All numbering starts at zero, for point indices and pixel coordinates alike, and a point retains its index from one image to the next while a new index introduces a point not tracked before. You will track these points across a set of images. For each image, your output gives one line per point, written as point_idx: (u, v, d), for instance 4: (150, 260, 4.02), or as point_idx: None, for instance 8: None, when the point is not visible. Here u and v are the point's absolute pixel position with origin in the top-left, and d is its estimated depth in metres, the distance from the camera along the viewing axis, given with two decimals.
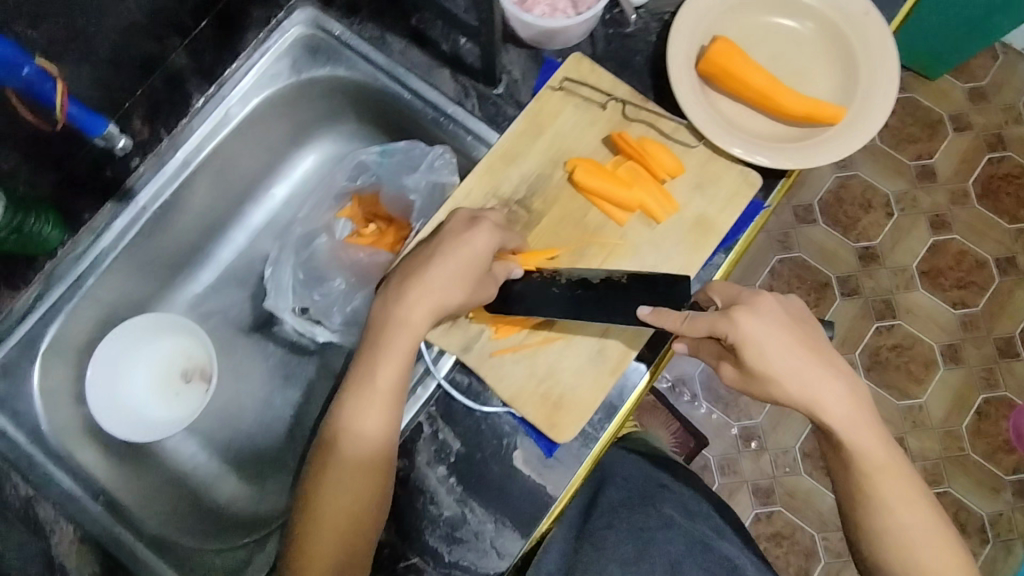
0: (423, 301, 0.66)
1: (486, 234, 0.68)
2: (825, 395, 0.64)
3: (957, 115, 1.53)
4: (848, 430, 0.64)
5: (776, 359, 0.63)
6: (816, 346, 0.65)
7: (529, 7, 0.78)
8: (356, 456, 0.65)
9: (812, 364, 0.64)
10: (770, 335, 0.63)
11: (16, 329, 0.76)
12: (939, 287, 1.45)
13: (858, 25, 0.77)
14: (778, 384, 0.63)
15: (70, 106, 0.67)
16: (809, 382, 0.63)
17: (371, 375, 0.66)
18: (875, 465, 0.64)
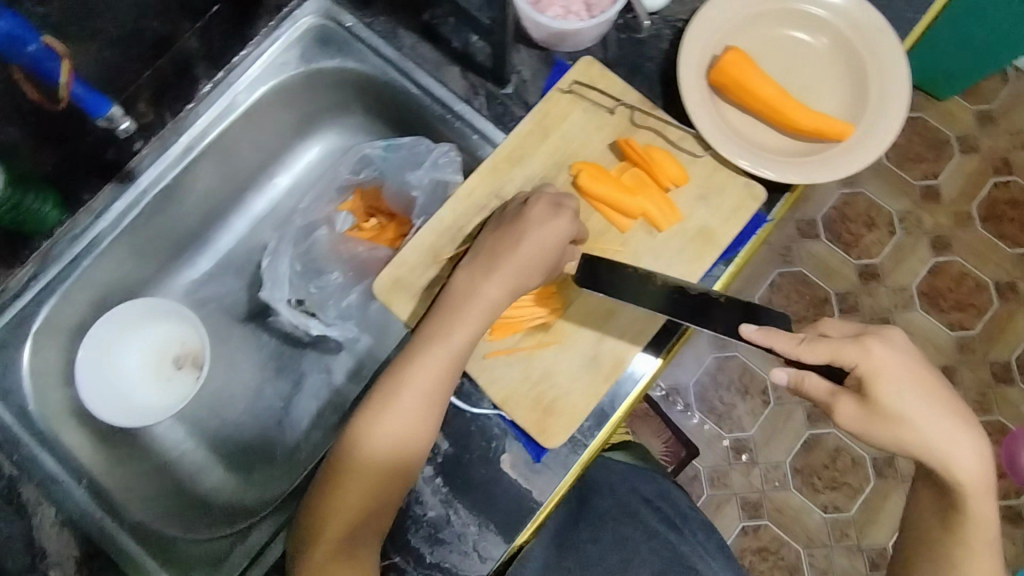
0: (505, 282, 0.66)
1: (559, 227, 0.67)
2: (952, 450, 0.60)
3: (965, 137, 1.52)
4: (965, 488, 0.61)
5: (907, 400, 0.59)
6: (949, 398, 0.61)
7: (542, 7, 0.77)
8: (396, 434, 0.64)
9: (946, 416, 0.60)
10: (903, 378, 0.59)
11: (9, 307, 0.75)
12: (938, 308, 1.45)
13: (873, 43, 0.77)
14: (903, 429, 0.59)
15: (75, 85, 0.64)
16: (938, 432, 0.60)
17: (426, 355, 0.65)
18: (978, 524, 0.63)
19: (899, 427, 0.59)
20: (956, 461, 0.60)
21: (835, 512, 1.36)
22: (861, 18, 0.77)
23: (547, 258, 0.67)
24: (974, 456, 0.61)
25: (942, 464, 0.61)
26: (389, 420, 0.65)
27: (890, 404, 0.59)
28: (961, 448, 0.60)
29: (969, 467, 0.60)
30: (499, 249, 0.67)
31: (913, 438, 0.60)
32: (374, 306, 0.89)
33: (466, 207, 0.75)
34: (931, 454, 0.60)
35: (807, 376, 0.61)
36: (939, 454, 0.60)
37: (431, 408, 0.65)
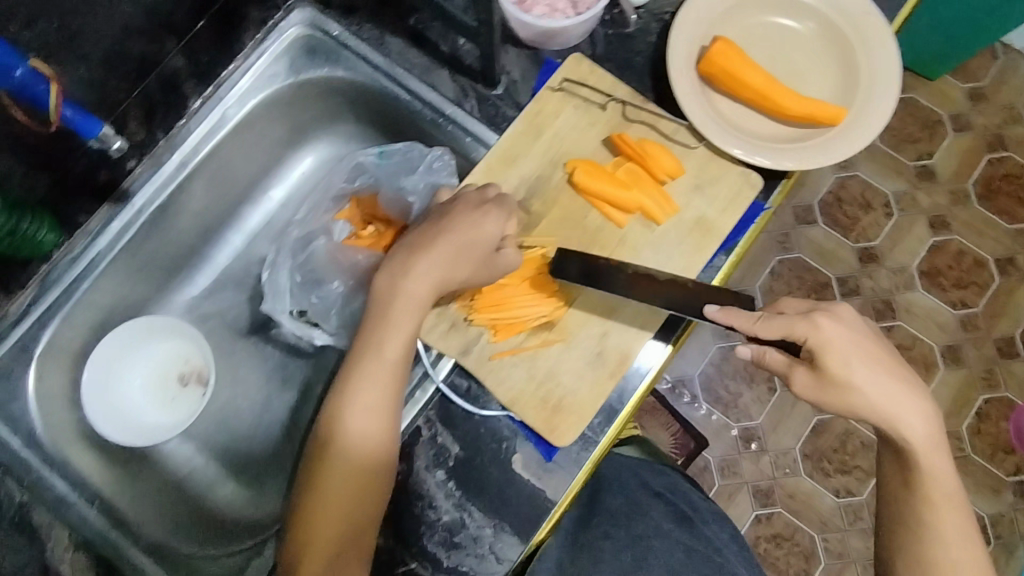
0: (428, 274, 0.67)
1: (493, 217, 0.68)
2: (903, 415, 0.63)
3: (957, 115, 1.52)
4: (920, 451, 0.64)
5: (856, 368, 0.62)
6: (896, 364, 0.65)
7: (528, 7, 0.78)
8: (364, 424, 0.65)
9: (896, 383, 0.64)
10: (853, 349, 0.62)
11: (11, 333, 0.75)
12: (940, 287, 1.45)
13: (859, 25, 0.77)
14: (855, 396, 0.63)
15: (64, 108, 0.65)
16: (888, 399, 0.63)
17: (378, 349, 0.67)
18: (942, 486, 0.65)
19: (851, 395, 0.63)
20: (907, 425, 0.64)
21: (848, 496, 1.35)
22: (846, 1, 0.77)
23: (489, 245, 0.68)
24: (923, 418, 0.64)
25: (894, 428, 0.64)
26: (355, 412, 0.65)
27: (843, 373, 0.62)
28: (911, 412, 0.64)
29: (921, 429, 0.64)
30: (437, 241, 0.68)
31: (865, 404, 0.63)
32: None
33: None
34: (884, 419, 0.64)
35: (767, 350, 0.65)
36: (891, 420, 0.63)
37: (391, 393, 0.66)
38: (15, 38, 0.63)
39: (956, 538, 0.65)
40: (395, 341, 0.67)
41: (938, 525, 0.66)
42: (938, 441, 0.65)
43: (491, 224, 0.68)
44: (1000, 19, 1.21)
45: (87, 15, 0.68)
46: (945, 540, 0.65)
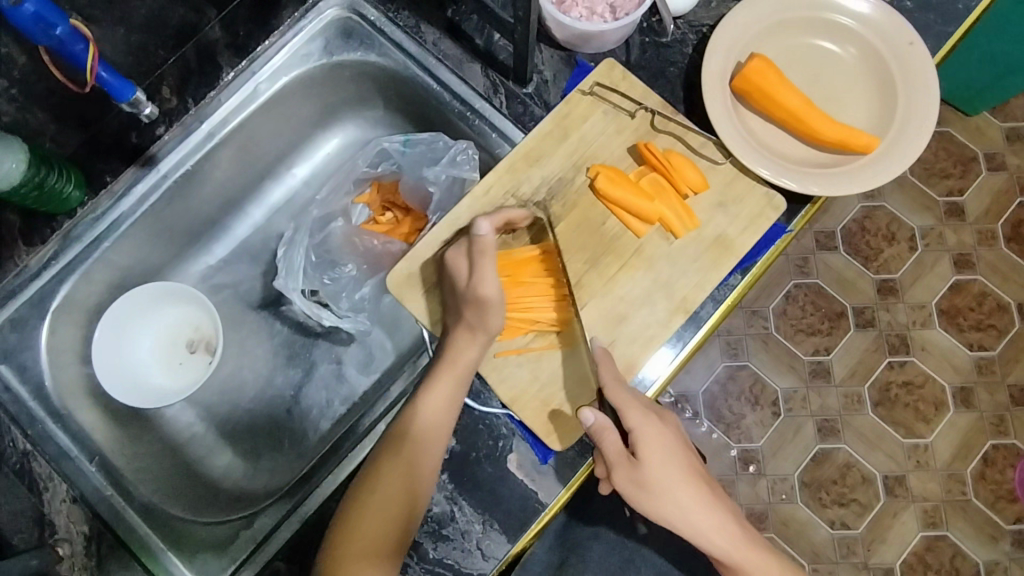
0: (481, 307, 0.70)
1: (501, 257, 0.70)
2: (706, 526, 0.65)
3: (992, 154, 1.49)
4: (729, 562, 0.66)
5: (667, 469, 0.64)
6: (701, 472, 0.68)
7: (566, 8, 0.77)
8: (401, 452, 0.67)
9: (702, 490, 0.66)
10: (665, 449, 0.65)
11: (29, 285, 0.76)
12: (958, 327, 1.42)
13: (901, 55, 0.76)
14: (664, 502, 0.64)
15: (100, 71, 0.67)
16: (691, 508, 0.65)
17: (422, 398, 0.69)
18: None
19: (660, 500, 0.64)
20: (711, 534, 0.66)
21: (842, 528, 1.34)
22: (888, 28, 0.76)
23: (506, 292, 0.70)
24: (726, 529, 0.66)
25: (702, 541, 0.66)
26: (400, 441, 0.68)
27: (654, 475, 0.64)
28: (716, 523, 0.66)
29: (726, 538, 0.66)
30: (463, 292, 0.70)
31: (674, 513, 0.65)
32: (386, 300, 0.90)
33: (482, 204, 0.75)
34: (691, 531, 0.65)
35: (607, 433, 0.64)
36: (694, 527, 0.65)
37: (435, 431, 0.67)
38: None
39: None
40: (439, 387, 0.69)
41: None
42: (749, 546, 0.67)
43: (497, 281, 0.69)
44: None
45: None
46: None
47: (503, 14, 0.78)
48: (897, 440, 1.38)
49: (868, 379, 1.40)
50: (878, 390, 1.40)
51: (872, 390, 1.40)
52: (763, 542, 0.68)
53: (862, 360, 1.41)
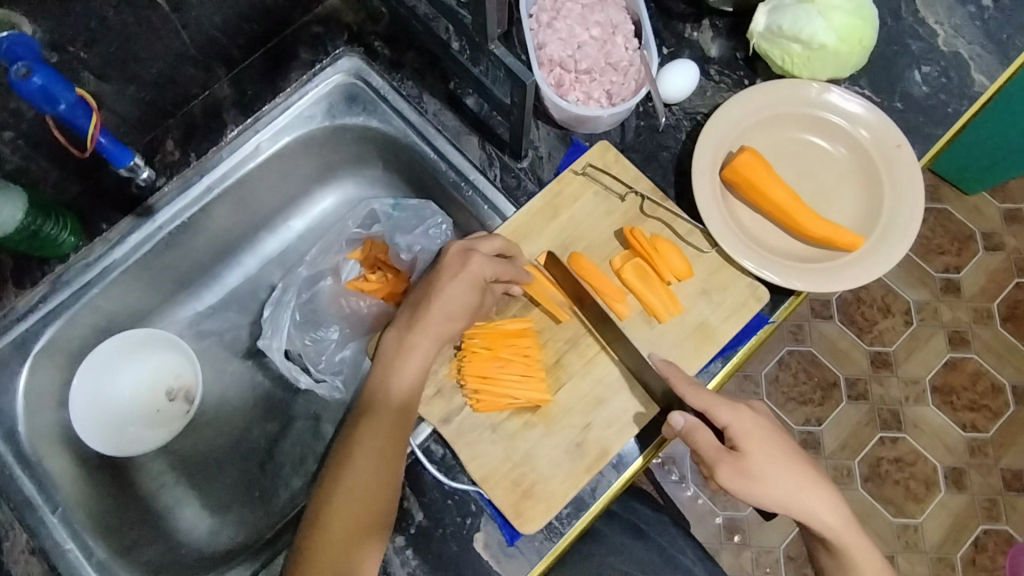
0: (459, 285, 0.71)
1: (480, 261, 0.71)
2: (813, 505, 0.67)
3: (989, 233, 1.50)
4: (839, 541, 0.68)
5: (767, 455, 0.66)
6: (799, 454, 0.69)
7: (564, 91, 0.79)
8: (358, 457, 0.66)
9: (804, 468, 0.68)
10: (763, 431, 0.67)
11: (14, 326, 0.77)
12: (951, 406, 1.41)
13: (890, 157, 0.77)
14: (773, 488, 0.65)
15: (101, 137, 0.71)
16: (800, 489, 0.66)
17: (388, 383, 0.70)
18: (867, 561, 0.68)
19: (768, 487, 0.65)
20: (818, 512, 0.67)
21: None
22: (879, 131, 0.78)
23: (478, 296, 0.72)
24: (831, 504, 0.68)
25: (813, 522, 0.67)
26: (333, 489, 0.66)
27: (758, 459, 0.66)
28: (821, 500, 0.67)
29: (831, 515, 0.67)
30: (432, 306, 0.71)
31: (786, 496, 0.66)
32: (366, 364, 0.89)
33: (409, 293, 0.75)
34: (799, 511, 0.67)
35: (700, 430, 0.66)
36: (802, 510, 0.67)
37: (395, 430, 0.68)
38: (72, 56, 0.68)
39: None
40: (387, 396, 0.69)
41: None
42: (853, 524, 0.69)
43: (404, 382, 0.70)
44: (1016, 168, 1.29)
45: (145, 42, 0.73)
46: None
47: (449, 42, 0.80)
48: (887, 519, 1.35)
49: (858, 453, 1.38)
50: (867, 466, 1.38)
51: (862, 465, 1.38)
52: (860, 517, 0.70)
53: (853, 434, 1.39)
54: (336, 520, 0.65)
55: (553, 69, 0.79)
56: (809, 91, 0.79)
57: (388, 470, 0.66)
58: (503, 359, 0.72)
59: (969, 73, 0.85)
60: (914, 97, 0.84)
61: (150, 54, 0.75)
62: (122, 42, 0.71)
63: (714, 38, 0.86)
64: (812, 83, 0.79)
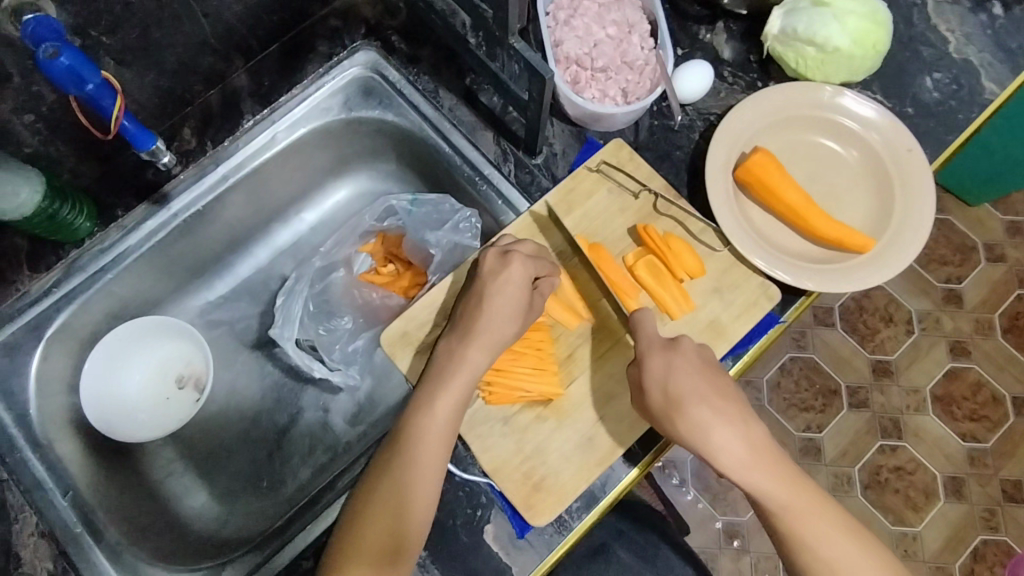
0: (504, 295, 0.71)
1: (521, 264, 0.72)
2: (723, 438, 0.66)
3: (991, 245, 1.51)
4: (757, 490, 0.65)
5: (680, 392, 0.67)
6: (727, 395, 0.68)
7: (580, 88, 0.80)
8: (395, 468, 0.65)
9: (717, 400, 0.68)
10: (676, 365, 0.67)
11: (28, 310, 0.77)
12: (951, 415, 1.42)
13: (900, 161, 0.78)
14: (680, 422, 0.66)
15: (124, 119, 0.72)
16: (710, 427, 0.66)
17: (436, 394, 0.68)
18: (797, 500, 0.65)
19: (677, 422, 0.67)
20: (731, 452, 0.66)
21: None
22: (890, 134, 0.79)
23: (524, 303, 0.72)
24: (745, 438, 0.66)
25: (727, 464, 0.66)
26: (371, 498, 0.66)
27: (664, 396, 0.67)
28: (732, 432, 0.66)
29: (745, 457, 0.66)
30: (479, 313, 0.70)
31: (695, 431, 0.66)
32: (378, 354, 0.91)
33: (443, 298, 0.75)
34: (708, 443, 0.66)
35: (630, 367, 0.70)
36: (712, 450, 0.66)
37: (438, 443, 0.66)
38: (96, 40, 0.69)
39: (830, 548, 0.63)
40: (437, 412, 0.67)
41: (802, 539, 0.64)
42: (777, 471, 0.66)
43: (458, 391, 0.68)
44: (1013, 182, 1.32)
45: (167, 30, 0.73)
46: (817, 557, 0.63)
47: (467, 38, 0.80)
48: (887, 527, 1.35)
49: (859, 460, 1.39)
50: (868, 473, 1.38)
51: (863, 472, 1.38)
52: (794, 468, 0.66)
53: (855, 441, 1.40)
54: (373, 529, 0.64)
55: (569, 67, 0.80)
56: (822, 94, 0.80)
57: (425, 480, 0.65)
58: (517, 354, 0.73)
59: (979, 81, 0.86)
60: (925, 103, 0.85)
61: (171, 42, 0.75)
62: (143, 28, 0.71)
63: (727, 41, 0.87)
64: (825, 86, 0.80)
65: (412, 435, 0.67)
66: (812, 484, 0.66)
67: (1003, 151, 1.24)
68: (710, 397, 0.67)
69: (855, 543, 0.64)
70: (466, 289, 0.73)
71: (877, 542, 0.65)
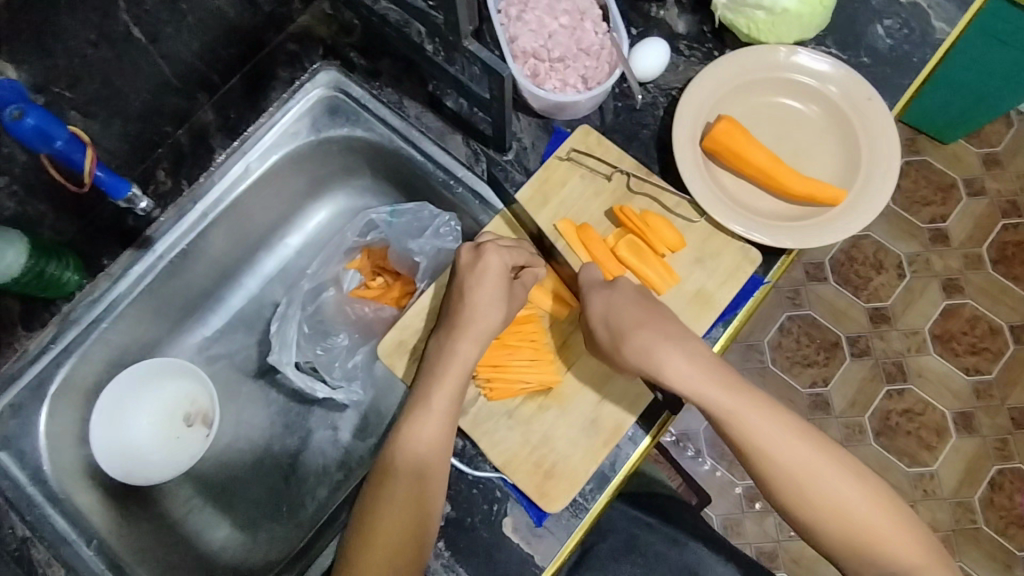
0: (484, 287, 0.72)
1: (494, 253, 0.73)
2: (666, 357, 0.68)
3: (970, 179, 1.53)
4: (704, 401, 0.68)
5: (617, 322, 0.69)
6: (660, 316, 0.71)
7: (540, 81, 0.81)
8: (402, 470, 0.67)
9: (659, 323, 0.70)
10: (618, 302, 0.71)
11: (30, 369, 0.78)
12: (953, 352, 1.44)
13: (862, 110, 0.79)
14: (624, 353, 0.69)
15: (98, 170, 0.73)
16: (649, 351, 0.69)
17: (431, 390, 0.69)
18: (743, 403, 0.68)
19: (621, 353, 0.69)
20: (672, 371, 0.68)
21: None
22: (849, 85, 0.80)
23: (505, 290, 0.73)
24: (687, 354, 0.69)
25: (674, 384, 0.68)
26: (377, 498, 0.66)
27: (607, 330, 0.70)
28: (674, 350, 0.69)
29: (688, 375, 0.68)
30: (465, 309, 0.71)
31: (638, 357, 0.69)
32: (378, 367, 0.92)
33: (429, 300, 0.76)
34: (654, 362, 0.68)
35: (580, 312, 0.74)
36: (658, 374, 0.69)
37: (440, 439, 0.67)
38: (58, 96, 0.70)
39: (780, 445, 0.66)
40: (435, 410, 0.68)
41: (757, 439, 0.67)
42: (718, 381, 0.68)
43: (452, 385, 0.69)
44: (980, 119, 1.34)
45: (126, 76, 0.74)
46: (769, 455, 0.66)
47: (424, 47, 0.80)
48: (903, 470, 1.37)
49: (868, 409, 1.40)
50: (878, 420, 1.40)
51: (873, 419, 1.40)
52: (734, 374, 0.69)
53: (861, 390, 1.41)
54: (383, 530, 0.65)
55: (527, 60, 0.81)
56: (777, 55, 0.81)
57: (434, 479, 0.67)
58: (513, 349, 0.74)
59: (930, 22, 0.87)
60: (880, 51, 0.86)
61: (132, 87, 0.76)
62: (105, 78, 0.73)
63: (680, 15, 0.88)
64: (780, 47, 0.81)
65: (410, 434, 0.68)
66: (753, 388, 0.70)
67: (965, 94, 1.26)
68: (646, 323, 0.70)
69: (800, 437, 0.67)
70: (450, 289, 0.75)
71: (819, 432, 0.69)
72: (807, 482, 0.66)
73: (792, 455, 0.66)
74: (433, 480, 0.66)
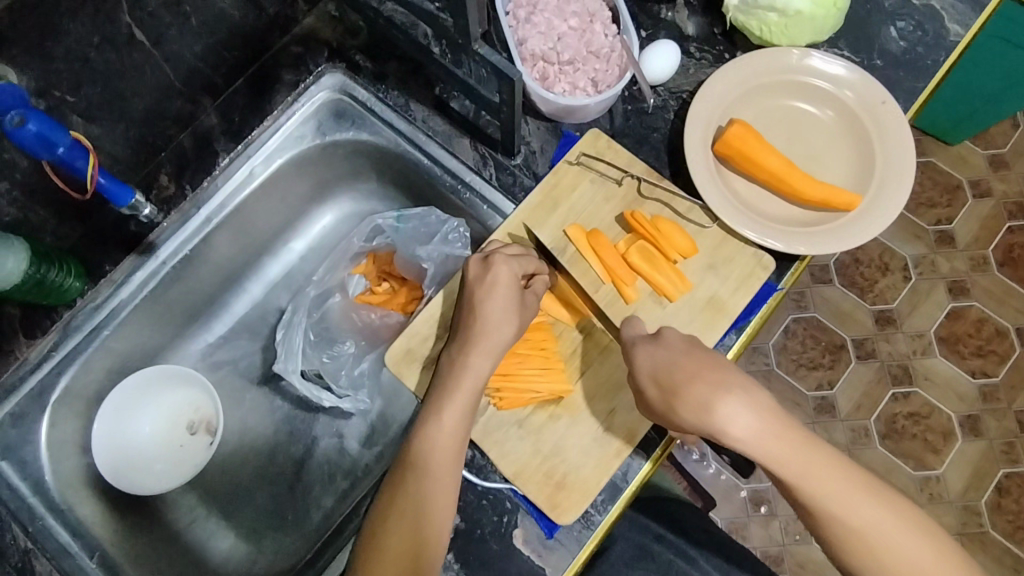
0: (495, 295, 0.70)
1: (503, 262, 0.71)
2: (732, 412, 0.62)
3: (977, 181, 1.52)
4: (771, 462, 0.62)
5: (669, 378, 0.65)
6: (718, 367, 0.65)
7: (549, 84, 0.80)
8: (411, 479, 0.66)
9: (718, 375, 0.64)
10: (667, 356, 0.66)
11: (30, 377, 0.77)
12: (959, 355, 1.42)
13: (876, 114, 0.78)
14: (678, 409, 0.64)
15: (99, 177, 0.72)
16: (706, 407, 0.63)
17: (442, 400, 0.68)
18: (817, 466, 0.61)
19: (675, 410, 0.64)
20: (735, 429, 0.62)
21: None
22: (863, 89, 0.79)
23: (517, 300, 0.71)
24: (757, 410, 0.62)
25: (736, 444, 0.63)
26: (387, 507, 0.66)
27: (659, 386, 0.65)
28: (741, 405, 0.62)
29: (753, 433, 0.62)
30: (475, 317, 0.70)
31: (695, 415, 0.63)
32: (384, 374, 0.91)
33: (438, 308, 0.75)
34: (715, 421, 0.62)
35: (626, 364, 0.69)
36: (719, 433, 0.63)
37: (451, 449, 0.66)
38: (59, 100, 0.68)
39: (857, 510, 0.60)
40: (445, 419, 0.67)
41: (830, 504, 0.61)
42: (785, 440, 0.62)
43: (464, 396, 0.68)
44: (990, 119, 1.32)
45: (129, 80, 0.73)
46: (842, 522, 0.60)
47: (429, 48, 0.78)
48: (909, 473, 1.36)
49: (874, 412, 1.39)
50: (884, 423, 1.39)
51: (880, 423, 1.39)
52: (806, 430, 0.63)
53: (867, 393, 1.40)
54: (392, 540, 0.64)
55: (536, 63, 0.80)
56: (790, 58, 0.80)
57: (444, 491, 0.65)
58: (523, 356, 0.73)
59: (943, 23, 0.86)
60: (893, 53, 0.85)
61: (135, 91, 0.75)
62: (107, 81, 0.71)
63: (690, 17, 0.87)
64: (793, 49, 0.80)
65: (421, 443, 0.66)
66: (825, 445, 0.63)
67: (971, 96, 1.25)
68: (703, 375, 0.64)
69: (875, 499, 0.61)
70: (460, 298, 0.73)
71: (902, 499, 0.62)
72: (888, 554, 0.60)
73: (873, 523, 0.60)
74: (443, 491, 0.65)
